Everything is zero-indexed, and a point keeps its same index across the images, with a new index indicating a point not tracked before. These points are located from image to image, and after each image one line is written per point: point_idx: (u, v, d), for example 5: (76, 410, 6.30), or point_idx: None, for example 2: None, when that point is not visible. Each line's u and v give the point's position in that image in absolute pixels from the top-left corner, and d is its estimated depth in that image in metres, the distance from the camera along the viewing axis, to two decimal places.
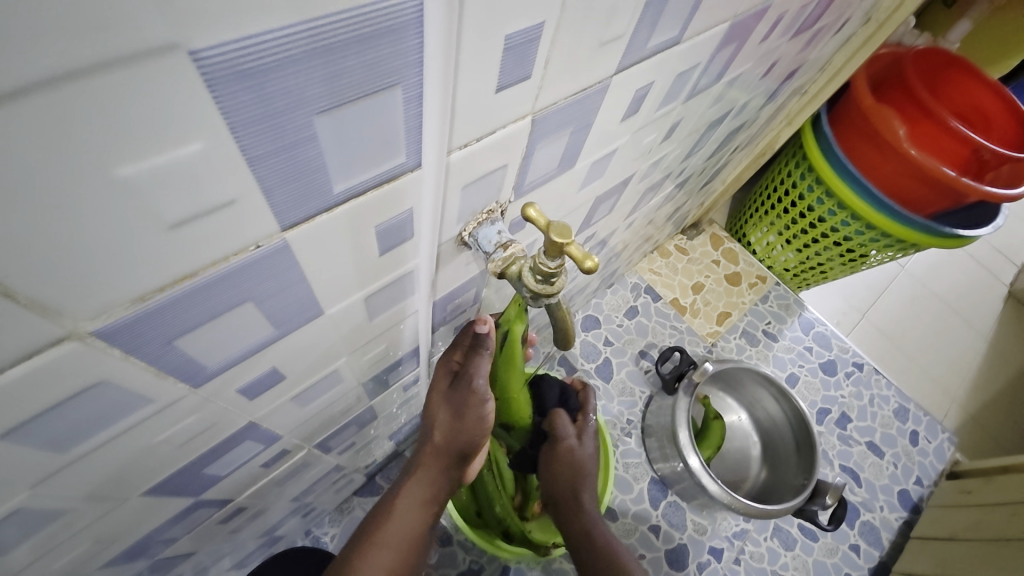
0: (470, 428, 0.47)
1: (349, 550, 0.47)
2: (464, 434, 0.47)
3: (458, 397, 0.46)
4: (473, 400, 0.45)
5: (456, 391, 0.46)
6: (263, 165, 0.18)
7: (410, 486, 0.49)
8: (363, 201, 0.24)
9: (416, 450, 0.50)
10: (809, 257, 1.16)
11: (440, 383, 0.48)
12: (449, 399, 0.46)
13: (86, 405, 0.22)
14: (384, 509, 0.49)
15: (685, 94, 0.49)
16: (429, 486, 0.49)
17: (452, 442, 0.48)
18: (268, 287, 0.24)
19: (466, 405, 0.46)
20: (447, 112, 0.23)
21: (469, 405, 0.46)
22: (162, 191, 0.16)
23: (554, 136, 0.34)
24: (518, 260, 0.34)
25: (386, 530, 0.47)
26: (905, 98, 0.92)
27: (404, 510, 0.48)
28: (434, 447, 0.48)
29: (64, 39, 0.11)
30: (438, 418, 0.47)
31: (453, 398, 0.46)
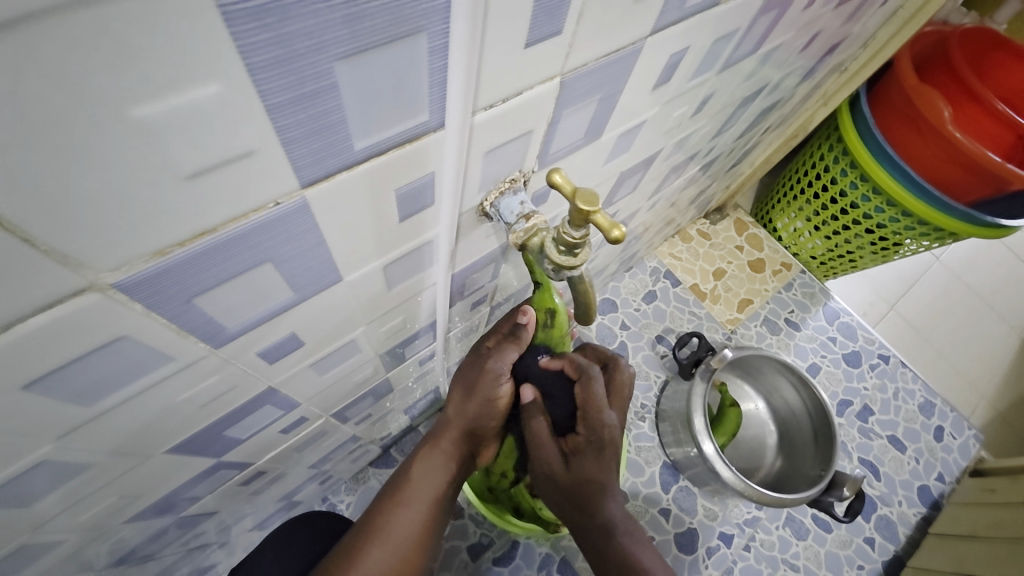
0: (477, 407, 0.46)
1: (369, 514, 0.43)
2: (476, 414, 0.47)
3: (477, 368, 0.46)
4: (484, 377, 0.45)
5: (472, 368, 0.46)
6: (283, 113, 0.17)
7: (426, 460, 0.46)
8: (384, 161, 0.23)
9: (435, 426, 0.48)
10: (838, 245, 1.12)
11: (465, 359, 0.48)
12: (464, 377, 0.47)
13: (107, 360, 0.22)
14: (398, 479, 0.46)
15: (720, 64, 0.46)
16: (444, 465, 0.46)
17: (463, 417, 0.47)
18: (287, 248, 0.24)
19: (480, 372, 0.45)
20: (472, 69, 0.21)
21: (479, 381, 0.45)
22: (180, 136, 0.16)
23: (582, 103, 0.32)
24: (540, 232, 0.33)
25: (408, 494, 0.44)
26: (949, 80, 0.87)
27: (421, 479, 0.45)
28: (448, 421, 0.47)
29: None
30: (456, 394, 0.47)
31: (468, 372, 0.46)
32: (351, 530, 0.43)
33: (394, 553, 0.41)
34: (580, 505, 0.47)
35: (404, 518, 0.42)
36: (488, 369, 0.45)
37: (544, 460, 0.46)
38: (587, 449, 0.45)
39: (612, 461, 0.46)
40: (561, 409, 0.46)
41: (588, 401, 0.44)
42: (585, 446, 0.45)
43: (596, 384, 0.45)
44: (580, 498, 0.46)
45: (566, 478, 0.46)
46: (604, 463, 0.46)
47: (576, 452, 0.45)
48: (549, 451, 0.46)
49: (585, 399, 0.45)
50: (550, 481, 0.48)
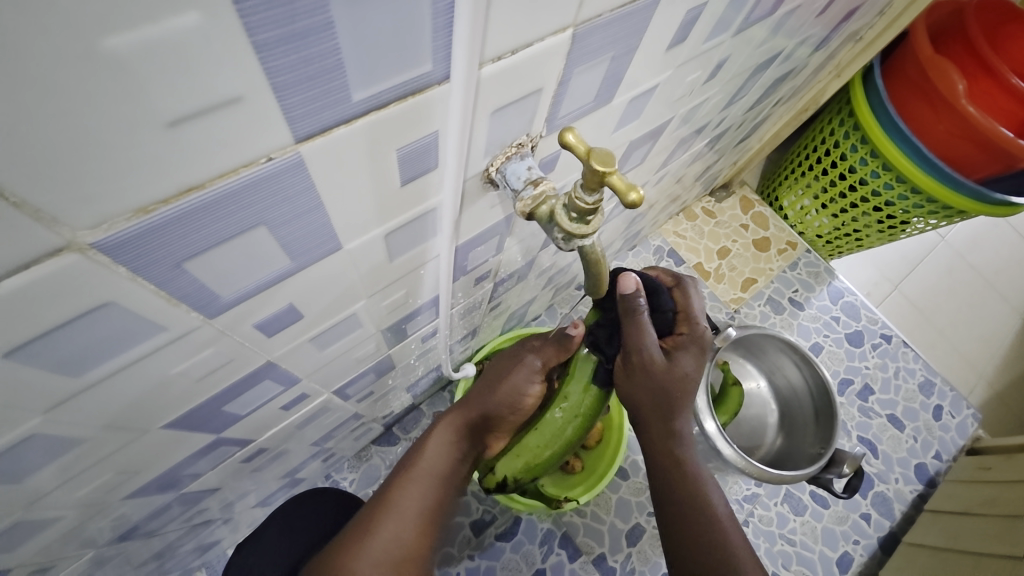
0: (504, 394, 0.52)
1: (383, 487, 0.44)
2: (496, 400, 0.52)
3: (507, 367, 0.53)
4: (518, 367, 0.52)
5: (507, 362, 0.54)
6: (272, 53, 0.15)
7: (436, 438, 0.48)
8: (385, 115, 0.21)
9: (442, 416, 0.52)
10: (845, 223, 1.10)
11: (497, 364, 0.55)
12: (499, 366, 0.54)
13: (94, 328, 0.21)
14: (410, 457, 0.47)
15: (736, 27, 0.44)
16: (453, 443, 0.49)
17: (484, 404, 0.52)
18: (281, 212, 0.22)
19: (515, 366, 0.53)
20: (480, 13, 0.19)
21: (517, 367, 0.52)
22: (158, 76, 0.14)
23: (594, 61, 0.30)
24: (549, 199, 0.31)
25: (419, 469, 0.45)
26: (965, 52, 0.84)
27: (434, 454, 0.47)
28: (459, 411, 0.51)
29: None
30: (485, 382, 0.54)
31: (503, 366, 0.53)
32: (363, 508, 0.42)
33: (406, 525, 0.41)
34: (667, 411, 0.47)
35: (415, 492, 0.43)
36: (523, 363, 0.52)
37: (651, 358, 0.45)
38: (687, 348, 0.48)
39: (702, 370, 0.48)
40: (667, 307, 0.48)
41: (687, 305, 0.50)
42: (687, 347, 0.48)
43: (691, 290, 0.51)
44: (673, 396, 0.47)
45: (665, 370, 0.45)
46: (700, 365, 0.48)
47: (676, 350, 0.47)
48: (650, 336, 0.45)
49: (682, 304, 0.50)
50: (641, 381, 0.47)
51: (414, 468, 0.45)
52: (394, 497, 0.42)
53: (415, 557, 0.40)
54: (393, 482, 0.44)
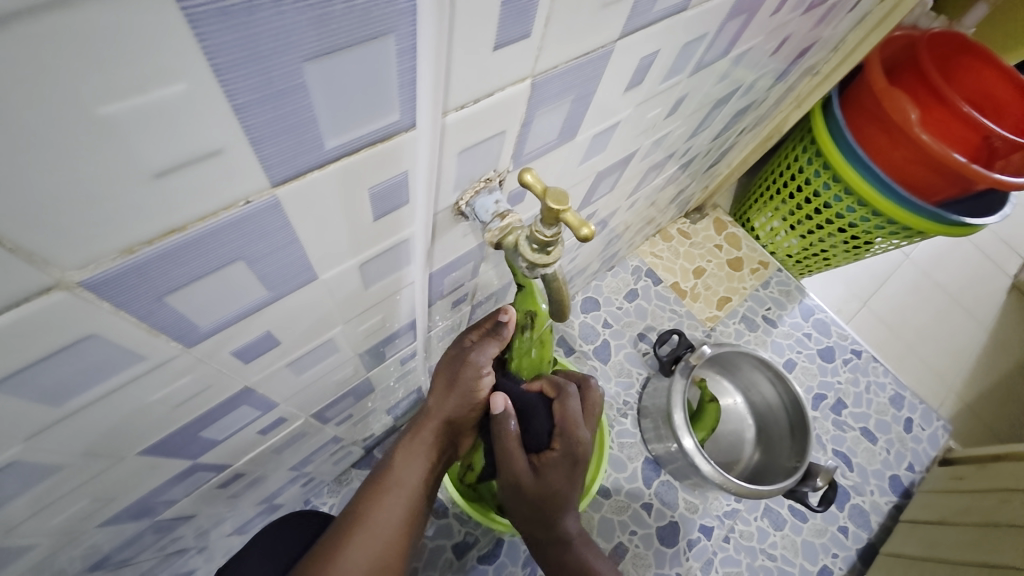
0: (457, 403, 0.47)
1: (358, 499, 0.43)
2: (454, 407, 0.47)
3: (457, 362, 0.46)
4: (466, 368, 0.46)
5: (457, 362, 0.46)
6: (250, 112, 0.17)
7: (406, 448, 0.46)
8: (356, 160, 0.23)
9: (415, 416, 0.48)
10: (812, 244, 1.15)
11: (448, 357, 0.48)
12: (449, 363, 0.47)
13: (77, 359, 0.22)
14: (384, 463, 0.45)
15: (692, 67, 0.48)
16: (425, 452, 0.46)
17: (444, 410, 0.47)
18: (259, 247, 0.24)
19: (462, 369, 0.46)
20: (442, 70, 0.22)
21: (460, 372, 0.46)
22: (146, 135, 0.16)
23: (554, 104, 0.33)
24: (515, 230, 0.34)
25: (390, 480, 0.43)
26: (918, 82, 0.90)
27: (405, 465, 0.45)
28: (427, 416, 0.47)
29: None
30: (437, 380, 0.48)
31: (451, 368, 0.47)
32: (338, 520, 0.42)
33: (379, 540, 0.40)
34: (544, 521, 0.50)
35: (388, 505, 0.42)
36: (471, 362, 0.45)
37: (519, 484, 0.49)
38: (560, 463, 0.49)
39: (577, 479, 0.51)
40: (541, 427, 0.50)
41: (566, 418, 0.51)
42: (557, 464, 0.49)
43: (572, 401, 0.51)
44: (547, 511, 0.49)
45: (535, 488, 0.49)
46: (574, 475, 0.50)
47: (546, 465, 0.49)
48: (520, 461, 0.48)
49: (560, 419, 0.51)
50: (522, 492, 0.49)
51: (391, 485, 0.43)
52: (369, 516, 0.41)
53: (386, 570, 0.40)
54: (365, 494, 0.43)
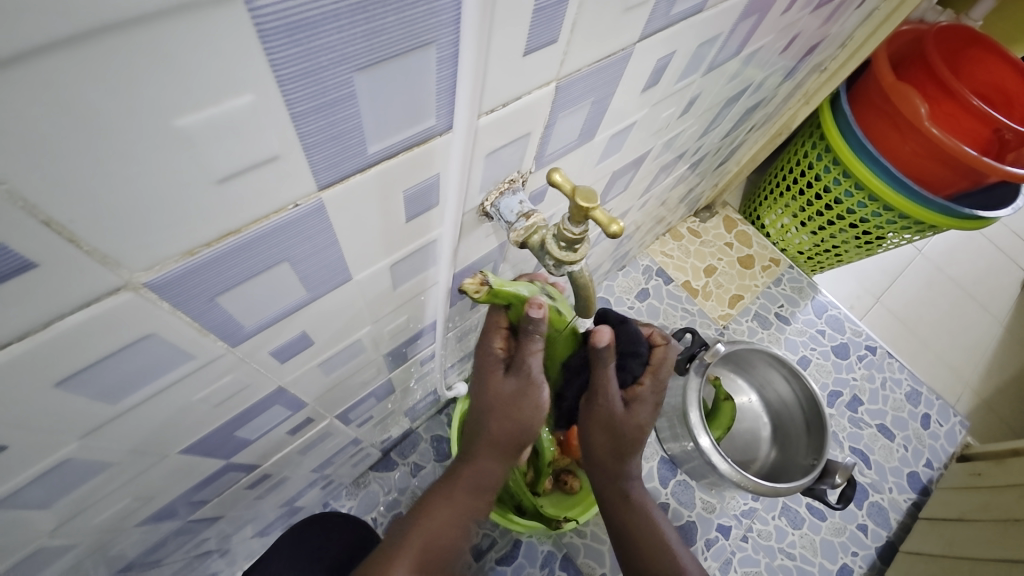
0: (526, 421, 0.45)
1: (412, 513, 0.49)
2: (519, 425, 0.45)
3: (516, 387, 0.44)
4: (532, 391, 0.44)
5: (515, 382, 0.44)
6: (305, 121, 0.19)
7: (468, 472, 0.48)
8: (395, 163, 0.24)
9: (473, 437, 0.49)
10: (824, 240, 1.15)
11: (493, 372, 0.45)
12: (507, 391, 0.44)
13: (134, 358, 0.23)
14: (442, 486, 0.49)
15: (705, 66, 0.48)
16: (485, 474, 0.48)
17: (509, 432, 0.46)
18: (302, 249, 0.25)
19: (522, 395, 0.44)
20: (479, 72, 0.23)
21: (528, 395, 0.44)
22: (214, 144, 0.17)
23: (576, 106, 0.34)
24: (539, 229, 0.34)
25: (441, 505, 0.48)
26: (925, 77, 0.90)
27: (461, 494, 0.48)
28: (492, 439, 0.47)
29: None
30: (491, 413, 0.45)
31: (510, 389, 0.44)
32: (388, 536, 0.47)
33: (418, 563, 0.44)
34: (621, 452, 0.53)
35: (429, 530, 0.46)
36: (535, 380, 0.43)
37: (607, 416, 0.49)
38: (645, 402, 0.51)
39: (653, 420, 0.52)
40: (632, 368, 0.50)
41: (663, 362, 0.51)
42: (645, 399, 0.51)
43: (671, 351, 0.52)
44: (626, 442, 0.52)
45: (624, 419, 0.49)
46: (653, 415, 0.52)
47: (635, 401, 0.50)
48: (613, 389, 0.48)
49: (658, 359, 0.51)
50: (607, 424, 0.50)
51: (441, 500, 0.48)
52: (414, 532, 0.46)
53: None
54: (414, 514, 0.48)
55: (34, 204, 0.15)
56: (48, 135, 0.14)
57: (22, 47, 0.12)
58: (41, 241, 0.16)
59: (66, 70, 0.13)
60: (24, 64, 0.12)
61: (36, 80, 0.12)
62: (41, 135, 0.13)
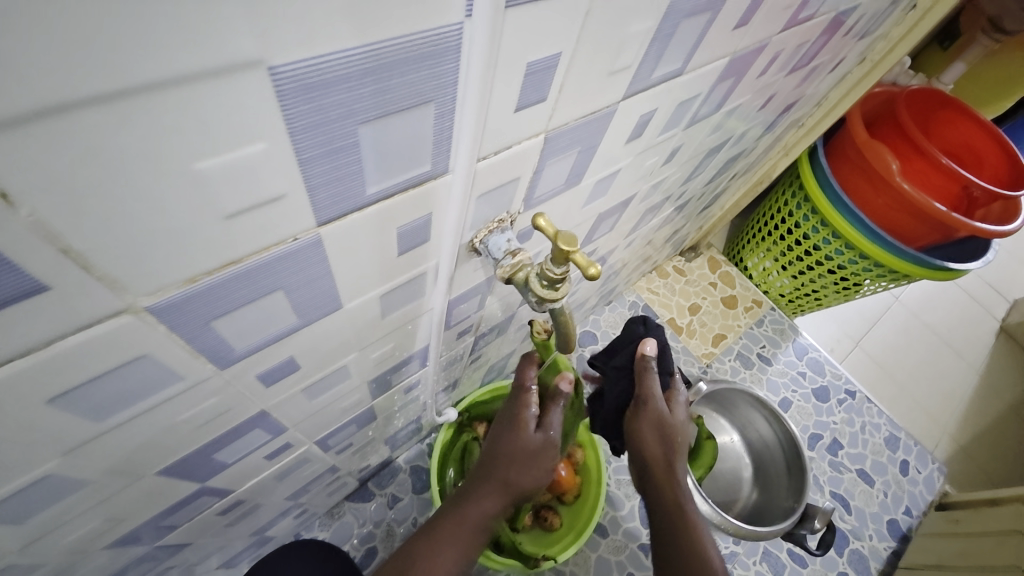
0: (536, 474, 0.50)
1: (412, 544, 0.47)
2: (532, 476, 0.50)
3: (539, 442, 0.50)
4: (550, 452, 0.50)
5: (534, 440, 0.50)
6: (312, 165, 0.20)
7: (477, 508, 0.49)
8: (390, 203, 0.26)
9: (482, 473, 0.51)
10: (804, 284, 1.18)
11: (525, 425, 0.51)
12: (534, 444, 0.50)
13: (126, 377, 0.24)
14: (445, 519, 0.48)
15: (685, 123, 0.52)
16: (492, 511, 0.50)
17: (521, 481, 0.50)
18: (298, 279, 0.26)
19: (543, 453, 0.50)
20: (448, 130, 0.24)
21: (546, 455, 0.50)
22: (226, 184, 0.18)
23: (563, 154, 0.36)
24: (525, 267, 0.36)
25: (446, 542, 0.47)
26: (897, 134, 0.96)
27: (468, 528, 0.48)
28: (505, 482, 0.49)
29: (160, 45, 0.13)
30: (513, 459, 0.49)
31: (529, 445, 0.50)
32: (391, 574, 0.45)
33: None
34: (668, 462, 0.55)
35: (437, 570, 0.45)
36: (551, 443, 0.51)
37: (662, 417, 0.54)
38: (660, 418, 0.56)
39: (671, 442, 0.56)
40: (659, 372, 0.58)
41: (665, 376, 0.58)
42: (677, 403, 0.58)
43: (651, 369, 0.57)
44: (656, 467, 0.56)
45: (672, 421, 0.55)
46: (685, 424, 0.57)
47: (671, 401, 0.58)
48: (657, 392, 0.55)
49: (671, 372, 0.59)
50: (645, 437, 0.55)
51: (444, 529, 0.47)
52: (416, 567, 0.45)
53: None
54: (421, 553, 0.46)
55: (56, 234, 0.16)
56: (78, 174, 0.15)
57: (68, 102, 0.13)
58: (55, 266, 0.17)
59: (101, 120, 0.14)
60: (67, 114, 0.14)
61: (74, 126, 0.14)
62: (72, 172, 0.15)
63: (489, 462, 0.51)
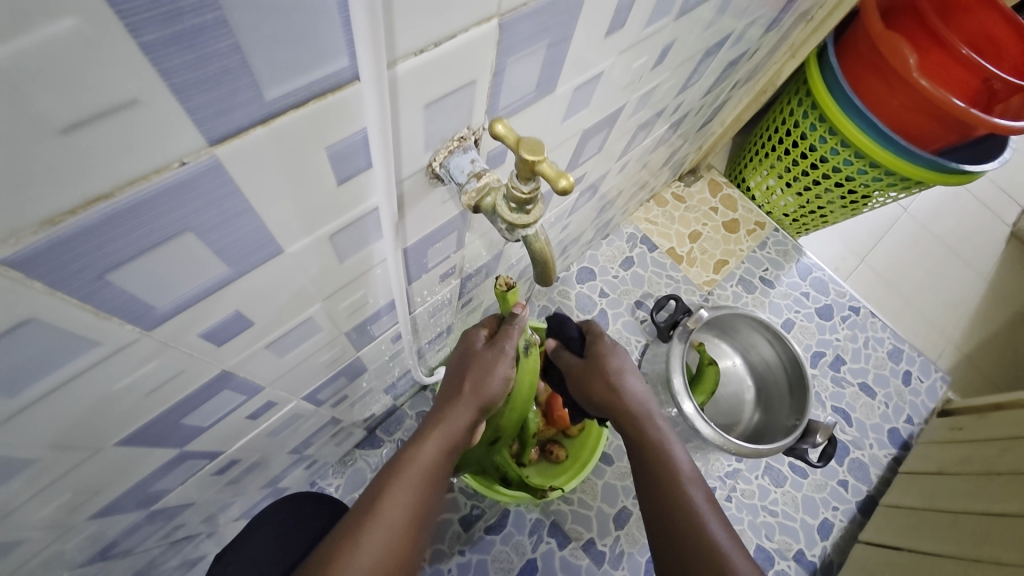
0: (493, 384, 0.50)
1: (370, 491, 0.44)
2: (489, 389, 0.50)
3: (487, 357, 0.51)
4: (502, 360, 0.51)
5: (486, 353, 0.51)
6: (165, 55, 0.15)
7: (439, 431, 0.47)
8: (305, 113, 0.21)
9: (442, 400, 0.51)
10: (809, 201, 1.12)
11: (475, 343, 0.53)
12: (483, 356, 0.51)
13: (18, 346, 0.21)
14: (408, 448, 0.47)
15: (677, 10, 0.44)
16: (456, 431, 0.48)
17: (481, 392, 0.49)
18: (208, 216, 0.22)
19: (495, 361, 0.51)
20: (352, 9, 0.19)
21: (497, 365, 0.51)
22: (40, 82, 0.14)
23: (527, 51, 0.30)
24: (493, 190, 0.31)
25: (408, 469, 0.45)
26: (916, 25, 0.86)
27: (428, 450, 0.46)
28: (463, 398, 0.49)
29: None
30: (466, 372, 0.51)
31: (482, 358, 0.51)
32: (352, 509, 0.43)
33: (391, 529, 0.41)
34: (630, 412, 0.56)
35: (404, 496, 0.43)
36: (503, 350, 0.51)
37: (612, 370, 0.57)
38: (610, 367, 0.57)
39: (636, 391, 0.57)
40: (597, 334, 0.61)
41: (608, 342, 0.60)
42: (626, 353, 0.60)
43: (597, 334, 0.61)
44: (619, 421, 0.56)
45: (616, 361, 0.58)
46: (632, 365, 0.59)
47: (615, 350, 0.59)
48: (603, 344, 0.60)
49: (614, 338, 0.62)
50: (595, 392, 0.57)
51: (405, 468, 0.45)
52: (381, 506, 0.42)
53: (399, 559, 0.41)
54: (382, 479, 0.45)
55: None
56: None
57: None
58: None
59: None
60: None
61: None
62: None
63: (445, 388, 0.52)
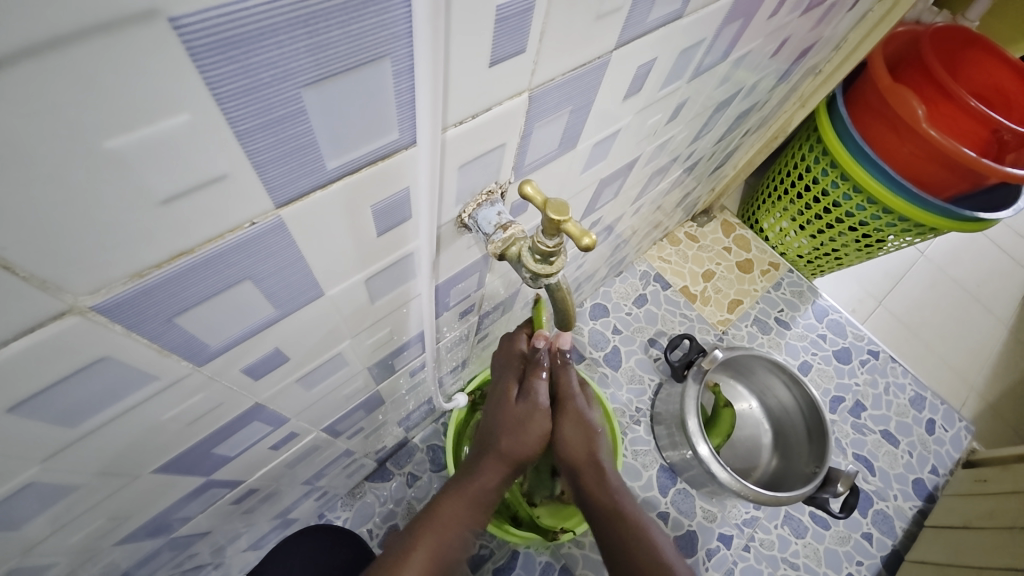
0: (529, 439, 0.50)
1: (402, 538, 0.49)
2: (525, 444, 0.50)
3: (521, 411, 0.49)
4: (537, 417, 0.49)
5: (520, 405, 0.49)
6: (253, 138, 0.18)
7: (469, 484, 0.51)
8: (359, 177, 0.24)
9: (476, 454, 0.53)
10: (823, 244, 1.13)
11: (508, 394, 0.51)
12: (516, 412, 0.49)
13: (90, 381, 0.23)
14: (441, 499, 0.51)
15: (690, 73, 0.48)
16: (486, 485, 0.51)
17: (516, 450, 0.50)
18: (266, 266, 0.24)
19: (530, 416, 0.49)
20: (408, 93, 0.22)
21: (533, 421, 0.49)
22: (153, 164, 0.16)
23: (553, 115, 0.33)
24: (518, 241, 0.34)
25: (436, 523, 0.49)
26: (923, 78, 0.89)
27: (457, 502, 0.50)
28: (498, 454, 0.50)
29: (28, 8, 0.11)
30: (501, 429, 0.50)
31: (517, 410, 0.49)
32: (384, 554, 0.48)
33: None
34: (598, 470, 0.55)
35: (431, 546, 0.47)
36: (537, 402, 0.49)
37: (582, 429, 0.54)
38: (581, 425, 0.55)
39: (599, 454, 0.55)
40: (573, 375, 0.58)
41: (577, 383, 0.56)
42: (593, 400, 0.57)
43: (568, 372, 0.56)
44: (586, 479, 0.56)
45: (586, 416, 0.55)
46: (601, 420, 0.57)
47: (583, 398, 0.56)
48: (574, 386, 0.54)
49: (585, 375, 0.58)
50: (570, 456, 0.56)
51: (433, 521, 0.49)
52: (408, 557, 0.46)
53: None
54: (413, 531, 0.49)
55: None
56: None
57: None
58: None
59: None
60: None
61: None
62: None
63: (481, 439, 0.53)
